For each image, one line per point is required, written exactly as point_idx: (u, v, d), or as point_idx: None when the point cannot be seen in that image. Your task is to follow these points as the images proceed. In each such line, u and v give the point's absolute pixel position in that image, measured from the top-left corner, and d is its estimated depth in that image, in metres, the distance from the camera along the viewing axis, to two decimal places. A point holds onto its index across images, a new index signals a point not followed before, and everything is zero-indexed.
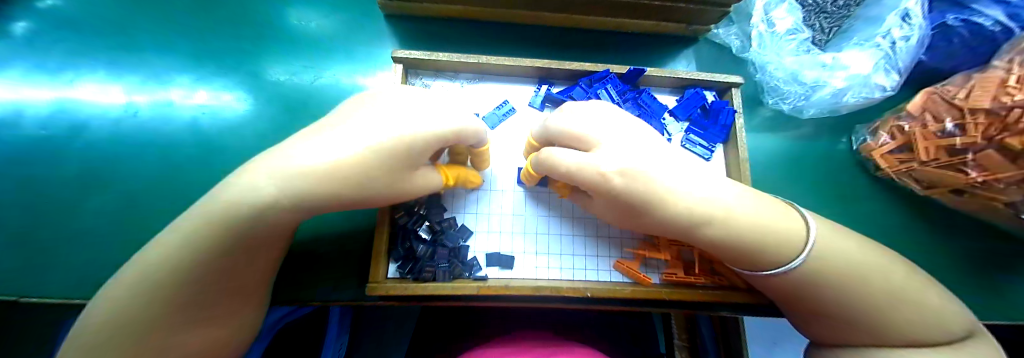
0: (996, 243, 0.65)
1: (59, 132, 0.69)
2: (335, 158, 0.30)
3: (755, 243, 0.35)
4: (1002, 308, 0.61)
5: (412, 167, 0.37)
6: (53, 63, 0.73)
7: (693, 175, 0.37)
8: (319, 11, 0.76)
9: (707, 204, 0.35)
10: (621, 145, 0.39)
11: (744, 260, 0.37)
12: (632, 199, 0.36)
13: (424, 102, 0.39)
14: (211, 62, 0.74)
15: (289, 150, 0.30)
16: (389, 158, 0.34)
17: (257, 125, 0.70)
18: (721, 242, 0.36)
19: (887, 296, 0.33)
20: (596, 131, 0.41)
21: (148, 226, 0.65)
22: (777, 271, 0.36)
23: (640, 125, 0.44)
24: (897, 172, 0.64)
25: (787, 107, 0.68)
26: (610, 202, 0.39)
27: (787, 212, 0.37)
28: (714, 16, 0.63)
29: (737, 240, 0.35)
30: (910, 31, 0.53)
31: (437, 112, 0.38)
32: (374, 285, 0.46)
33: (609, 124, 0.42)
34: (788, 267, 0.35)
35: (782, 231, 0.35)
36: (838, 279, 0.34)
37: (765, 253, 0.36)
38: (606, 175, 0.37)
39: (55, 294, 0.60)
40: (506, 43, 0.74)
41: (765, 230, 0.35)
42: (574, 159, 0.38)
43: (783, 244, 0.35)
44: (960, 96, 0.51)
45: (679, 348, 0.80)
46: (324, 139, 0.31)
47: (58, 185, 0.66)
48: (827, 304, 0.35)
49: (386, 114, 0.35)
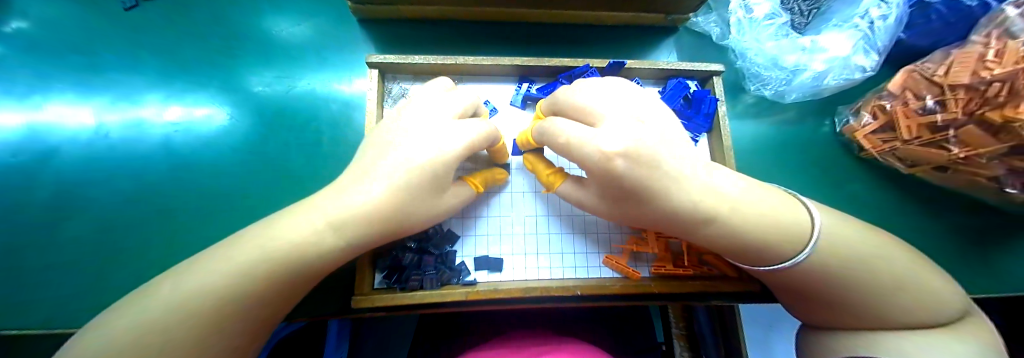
0: (983, 218, 0.65)
1: (30, 157, 0.67)
2: (364, 200, 0.32)
3: (757, 238, 0.34)
4: (990, 281, 0.62)
5: (438, 187, 0.37)
6: (22, 87, 0.71)
7: (698, 160, 0.35)
8: (291, 18, 0.75)
9: (711, 197, 0.33)
10: (627, 122, 0.34)
11: (748, 256, 0.36)
12: (631, 186, 0.33)
13: (445, 121, 0.37)
14: (182, 76, 0.72)
15: (336, 194, 0.33)
16: (420, 184, 0.35)
17: (232, 138, 0.69)
18: (721, 238, 0.35)
19: (886, 283, 0.32)
20: (604, 106, 0.36)
21: (136, 252, 0.63)
22: (781, 266, 0.35)
23: (651, 102, 0.39)
24: (881, 151, 0.64)
25: (769, 93, 0.68)
26: (610, 189, 0.36)
27: (782, 197, 0.36)
28: (692, 5, 0.63)
29: (741, 236, 0.34)
30: (887, 10, 0.53)
31: (456, 126, 0.37)
32: (359, 297, 0.45)
33: (621, 98, 0.38)
34: (793, 262, 0.34)
35: (776, 218, 0.33)
36: (838, 268, 0.33)
37: (766, 245, 0.34)
38: (609, 157, 0.33)
39: (41, 325, 0.58)
40: (487, 42, 0.73)
41: (767, 222, 0.33)
42: (578, 133, 0.36)
43: (785, 238, 0.34)
44: (940, 72, 0.51)
45: (677, 336, 0.79)
46: (360, 183, 0.33)
47: (30, 213, 0.65)
48: (823, 291, 0.35)
49: (413, 140, 0.35)
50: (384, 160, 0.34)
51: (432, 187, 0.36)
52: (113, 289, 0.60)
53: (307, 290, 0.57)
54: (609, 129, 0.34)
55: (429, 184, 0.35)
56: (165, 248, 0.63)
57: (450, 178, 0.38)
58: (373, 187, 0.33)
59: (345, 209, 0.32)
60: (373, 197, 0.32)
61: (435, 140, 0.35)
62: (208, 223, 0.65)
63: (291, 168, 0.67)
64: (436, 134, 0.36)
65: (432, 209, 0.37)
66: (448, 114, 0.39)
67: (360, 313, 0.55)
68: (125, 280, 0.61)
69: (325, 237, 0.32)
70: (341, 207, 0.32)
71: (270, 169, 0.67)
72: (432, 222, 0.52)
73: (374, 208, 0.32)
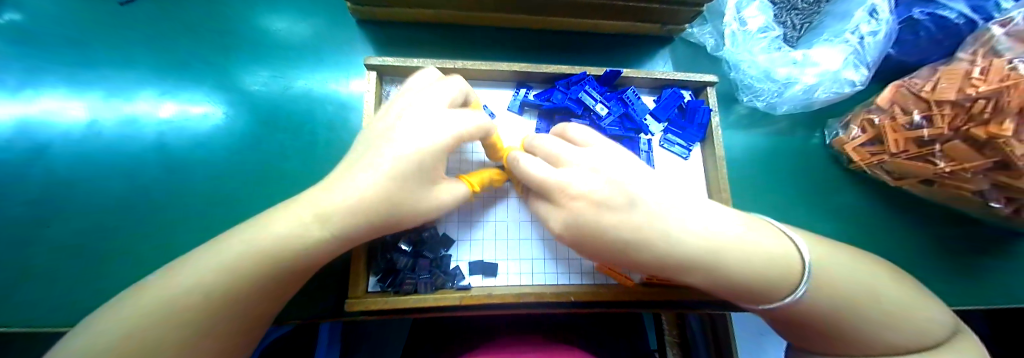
0: (968, 231, 0.66)
1: (20, 152, 0.67)
2: (360, 192, 0.33)
3: (747, 277, 0.32)
4: (977, 294, 0.63)
5: (430, 180, 0.37)
6: (12, 80, 0.70)
7: (677, 201, 0.35)
8: (290, 17, 0.75)
9: (696, 239, 0.32)
10: (593, 169, 0.36)
11: (743, 292, 0.34)
12: (604, 231, 0.34)
13: (431, 116, 0.37)
14: (176, 74, 0.72)
15: (337, 186, 0.34)
16: (405, 177, 0.35)
17: (226, 138, 0.68)
18: (714, 280, 0.33)
19: (873, 302, 0.31)
20: (569, 154, 0.38)
21: (125, 249, 0.62)
22: (781, 300, 0.32)
23: (619, 150, 0.40)
24: (869, 164, 0.65)
25: (761, 105, 0.69)
26: (586, 245, 0.37)
27: (765, 229, 0.35)
28: (688, 16, 0.64)
29: (733, 277, 0.32)
30: (877, 26, 0.55)
31: (449, 115, 0.37)
32: (352, 300, 0.45)
33: (592, 146, 0.39)
34: (793, 297, 0.31)
35: (765, 259, 0.32)
36: (830, 291, 0.31)
37: (758, 285, 0.32)
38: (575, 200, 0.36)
39: (19, 322, 0.57)
40: (486, 47, 0.73)
41: (755, 265, 0.32)
42: (542, 172, 0.37)
43: (774, 273, 0.32)
44: (927, 88, 0.52)
45: (671, 344, 0.79)
46: (360, 172, 0.34)
47: (19, 208, 0.64)
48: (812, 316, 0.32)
49: (403, 132, 0.36)
50: (374, 154, 0.35)
51: (417, 178, 0.35)
52: (98, 288, 0.59)
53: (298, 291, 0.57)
54: (579, 175, 0.36)
55: (415, 173, 0.35)
56: (150, 247, 0.62)
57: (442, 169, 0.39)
58: (373, 175, 0.34)
59: (341, 200, 0.33)
60: (359, 188, 0.33)
61: (426, 128, 0.36)
62: (199, 221, 0.64)
63: (285, 169, 0.67)
64: (428, 121, 0.37)
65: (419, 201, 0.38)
66: (441, 105, 0.39)
67: (353, 316, 0.55)
68: (113, 279, 0.60)
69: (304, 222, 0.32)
70: (337, 198, 0.33)
71: (262, 169, 0.67)
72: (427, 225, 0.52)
73: (369, 196, 0.33)
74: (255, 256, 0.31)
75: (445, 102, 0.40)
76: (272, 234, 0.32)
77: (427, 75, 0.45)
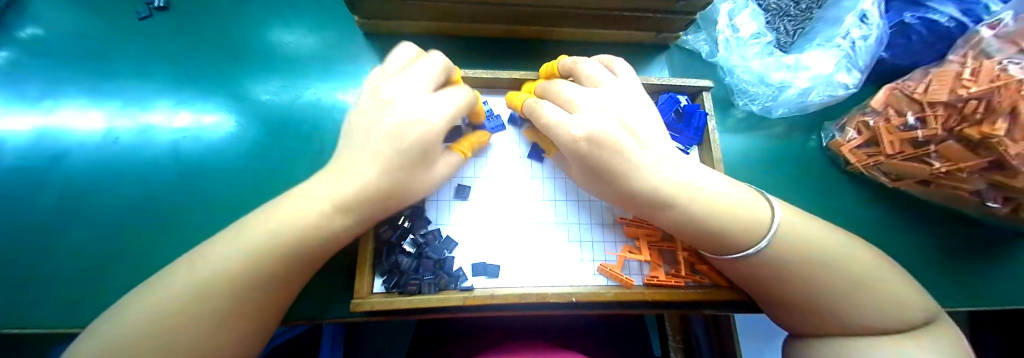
0: (971, 231, 0.66)
1: (40, 160, 0.69)
2: (368, 173, 0.37)
3: (715, 224, 0.36)
4: (983, 294, 0.63)
5: (428, 158, 0.41)
6: (34, 91, 0.73)
7: (668, 152, 0.38)
8: (299, 30, 0.78)
9: (674, 186, 0.37)
10: (598, 112, 0.38)
11: (711, 243, 0.38)
12: (597, 164, 0.38)
13: (424, 99, 0.40)
14: (190, 84, 0.75)
15: (351, 167, 0.38)
16: (402, 166, 0.38)
17: (237, 145, 0.71)
18: (681, 223, 0.38)
19: (844, 283, 0.34)
20: (582, 98, 0.40)
21: (136, 253, 0.64)
22: (743, 253, 0.37)
23: (640, 102, 0.41)
24: (866, 166, 0.66)
25: (757, 108, 0.70)
26: (582, 165, 0.39)
27: (750, 194, 0.39)
28: (682, 24, 0.66)
29: (701, 224, 0.37)
30: (868, 30, 0.56)
31: (442, 100, 0.40)
32: (357, 301, 0.46)
33: (598, 89, 0.41)
34: (753, 249, 0.36)
35: (738, 210, 0.37)
36: (800, 270, 0.35)
37: (724, 232, 0.37)
38: (576, 139, 0.37)
39: (40, 324, 0.59)
40: (488, 57, 0.76)
41: (729, 215, 0.36)
42: (556, 116, 0.39)
43: (743, 229, 0.36)
44: (919, 90, 0.54)
45: (676, 349, 0.77)
46: (373, 146, 0.38)
47: (38, 214, 0.66)
48: (785, 291, 0.37)
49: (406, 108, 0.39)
50: (383, 122, 0.39)
51: (415, 163, 0.39)
52: (110, 292, 0.61)
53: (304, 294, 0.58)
54: (583, 116, 0.38)
55: (411, 163, 0.39)
56: (164, 250, 0.64)
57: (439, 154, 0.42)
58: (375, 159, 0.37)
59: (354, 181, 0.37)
60: (359, 177, 0.37)
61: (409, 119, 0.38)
62: (210, 225, 0.66)
63: (293, 175, 0.69)
64: (413, 111, 0.39)
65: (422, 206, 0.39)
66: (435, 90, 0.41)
67: (358, 319, 0.56)
68: (125, 282, 0.62)
69: None
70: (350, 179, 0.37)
71: (270, 174, 0.69)
72: (431, 228, 0.54)
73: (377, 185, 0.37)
74: None
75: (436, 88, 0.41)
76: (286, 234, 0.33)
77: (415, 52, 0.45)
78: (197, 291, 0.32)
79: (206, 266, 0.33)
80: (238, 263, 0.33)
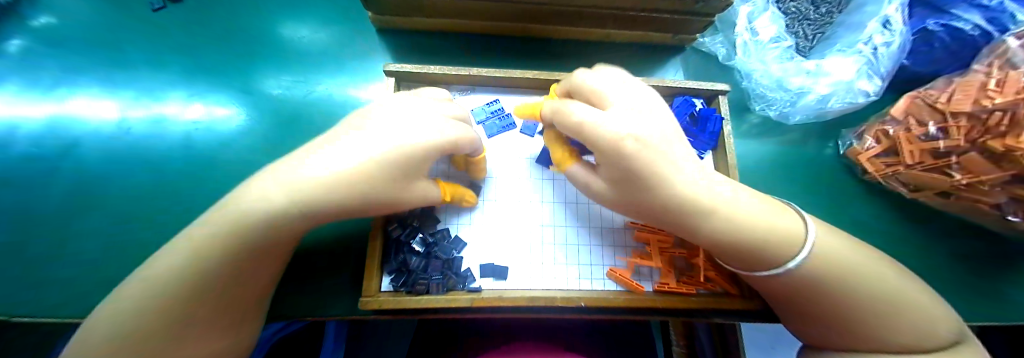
0: (988, 244, 0.65)
1: (51, 148, 0.69)
2: (336, 168, 0.31)
3: (753, 238, 0.33)
4: (1000, 308, 0.61)
5: (409, 174, 0.36)
6: (46, 79, 0.73)
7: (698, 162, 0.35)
8: (312, 23, 0.77)
9: (712, 194, 0.33)
10: (635, 112, 0.34)
11: (747, 258, 0.35)
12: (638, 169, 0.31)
13: (405, 119, 0.37)
14: (202, 76, 0.75)
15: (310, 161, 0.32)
16: (386, 169, 0.33)
17: (249, 137, 0.71)
18: (721, 237, 0.34)
19: (887, 299, 0.33)
20: (614, 97, 0.36)
21: (142, 244, 0.64)
22: (770, 273, 0.35)
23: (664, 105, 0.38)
24: (884, 175, 0.64)
25: (774, 114, 0.69)
26: (614, 169, 0.34)
27: (779, 209, 0.36)
28: (699, 26, 0.65)
29: (740, 238, 0.33)
30: (891, 36, 0.55)
31: (422, 124, 0.37)
32: (366, 299, 0.46)
33: (630, 92, 0.37)
34: (783, 268, 0.34)
35: (772, 226, 0.34)
36: (846, 286, 0.33)
37: (757, 247, 0.34)
38: (619, 138, 0.31)
39: (43, 312, 0.58)
40: (499, 55, 0.75)
41: (766, 230, 0.34)
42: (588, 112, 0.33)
43: (780, 241, 0.34)
44: (942, 99, 0.52)
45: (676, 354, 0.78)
46: (333, 150, 0.32)
47: (49, 202, 0.66)
48: (809, 306, 0.36)
49: (381, 126, 0.35)
50: (351, 136, 0.34)
51: (399, 175, 0.35)
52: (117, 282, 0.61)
53: (313, 289, 0.58)
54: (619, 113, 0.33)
55: (394, 173, 0.34)
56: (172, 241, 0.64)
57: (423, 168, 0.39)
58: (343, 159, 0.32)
59: (317, 178, 0.31)
60: (330, 166, 0.31)
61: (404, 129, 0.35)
62: None
63: None
64: (411, 123, 0.36)
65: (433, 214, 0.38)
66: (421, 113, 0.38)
67: (365, 316, 0.55)
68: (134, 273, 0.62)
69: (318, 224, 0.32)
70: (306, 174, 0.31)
71: None
72: (440, 227, 0.53)
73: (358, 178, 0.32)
74: None
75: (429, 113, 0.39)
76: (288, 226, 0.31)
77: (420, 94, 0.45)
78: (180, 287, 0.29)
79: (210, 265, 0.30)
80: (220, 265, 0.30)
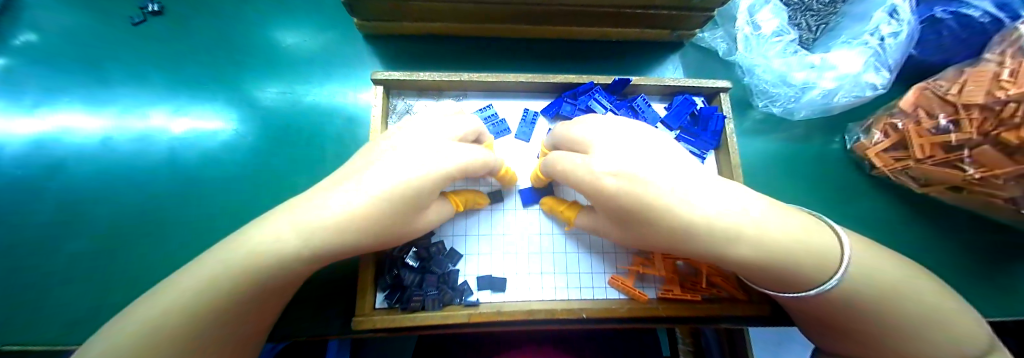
0: (998, 237, 0.64)
1: (37, 168, 0.68)
2: (348, 208, 0.31)
3: (783, 261, 0.30)
4: (1014, 303, 0.60)
5: (419, 205, 0.36)
6: (30, 98, 0.71)
7: (705, 181, 0.32)
8: (300, 29, 0.75)
9: (729, 216, 0.30)
10: (620, 147, 0.35)
11: (777, 278, 0.32)
12: (628, 204, 0.32)
13: (421, 144, 0.36)
14: (188, 89, 0.73)
15: (322, 200, 0.32)
16: (398, 200, 0.33)
17: (237, 151, 0.69)
18: (751, 261, 0.31)
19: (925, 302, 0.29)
20: (602, 138, 0.37)
21: (127, 264, 0.62)
22: (803, 293, 0.32)
23: (664, 142, 0.38)
24: (893, 170, 0.63)
25: (778, 110, 0.67)
26: (609, 210, 0.36)
27: (812, 224, 0.33)
28: (698, 21, 0.63)
29: (768, 260, 0.30)
30: (898, 27, 0.52)
31: (446, 146, 0.36)
32: (360, 318, 0.44)
33: (623, 135, 0.37)
34: (819, 289, 0.31)
35: (804, 243, 0.31)
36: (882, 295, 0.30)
37: (786, 265, 0.31)
38: (602, 176, 0.34)
39: (32, 340, 0.57)
40: (493, 57, 0.73)
41: (796, 248, 0.30)
42: (572, 161, 0.38)
43: (811, 259, 0.31)
44: (953, 91, 0.49)
45: (683, 352, 0.79)
46: (349, 190, 0.32)
47: (34, 224, 0.65)
48: (846, 325, 0.33)
49: (395, 157, 0.34)
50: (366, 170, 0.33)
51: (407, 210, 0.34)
52: (104, 304, 0.59)
53: (309, 304, 0.57)
54: (603, 154, 0.35)
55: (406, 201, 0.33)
56: (158, 259, 0.63)
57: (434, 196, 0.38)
58: (357, 195, 0.31)
59: (330, 218, 0.30)
60: (344, 207, 0.31)
61: (415, 161, 0.34)
62: (208, 233, 0.64)
63: (292, 182, 0.67)
64: (422, 153, 0.35)
65: (415, 214, 0.36)
66: (444, 136, 0.38)
67: (360, 334, 0.54)
68: (125, 293, 0.60)
69: (297, 247, 0.30)
70: (319, 215, 0.31)
71: (270, 183, 0.67)
72: (436, 240, 0.52)
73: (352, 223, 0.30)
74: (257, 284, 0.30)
75: (450, 134, 0.39)
76: (262, 243, 0.30)
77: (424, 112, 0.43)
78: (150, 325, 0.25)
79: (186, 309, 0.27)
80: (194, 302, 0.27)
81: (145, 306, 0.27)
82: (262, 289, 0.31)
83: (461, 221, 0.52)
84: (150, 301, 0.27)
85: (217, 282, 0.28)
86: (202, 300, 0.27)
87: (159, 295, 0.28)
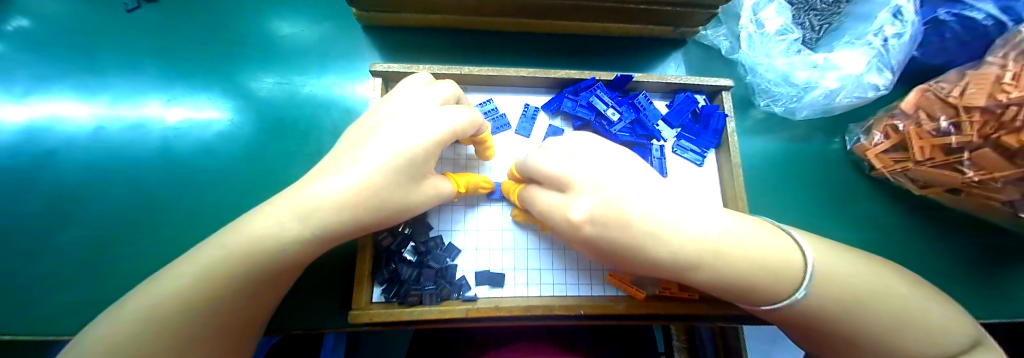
0: (995, 239, 0.64)
1: (29, 157, 0.67)
2: (348, 185, 0.31)
3: (750, 280, 0.28)
4: (1007, 305, 0.60)
5: (419, 176, 0.36)
6: (21, 86, 0.70)
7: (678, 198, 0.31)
8: (300, 19, 0.74)
9: (699, 243, 0.28)
10: (596, 178, 0.32)
11: (746, 290, 0.29)
12: (609, 246, 0.31)
13: (404, 118, 0.35)
14: (183, 79, 0.71)
15: (321, 180, 0.31)
16: (398, 175, 0.33)
17: (230, 143, 0.68)
18: (718, 283, 0.29)
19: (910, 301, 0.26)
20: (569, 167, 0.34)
21: (124, 255, 0.61)
22: (779, 305, 0.29)
23: (629, 157, 0.37)
24: (892, 171, 0.63)
25: (779, 109, 0.67)
26: (589, 245, 0.34)
27: (770, 232, 0.30)
28: (702, 18, 0.62)
29: (736, 281, 0.28)
30: (902, 28, 0.52)
31: (435, 113, 0.35)
32: (356, 311, 0.44)
33: (594, 154, 0.36)
34: (792, 299, 0.28)
35: (761, 261, 0.28)
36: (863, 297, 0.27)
37: (753, 283, 0.28)
38: (578, 223, 0.32)
39: (23, 330, 0.56)
40: (495, 51, 0.72)
41: (758, 266, 0.28)
42: (550, 202, 0.36)
43: (778, 273, 0.28)
44: (954, 93, 0.49)
45: (677, 349, 0.81)
46: (347, 168, 0.31)
47: (24, 214, 0.64)
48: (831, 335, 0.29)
49: (390, 128, 0.33)
50: (360, 147, 0.33)
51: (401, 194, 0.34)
52: (99, 296, 0.59)
53: (307, 297, 0.57)
54: (579, 191, 0.33)
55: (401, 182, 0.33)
56: (155, 251, 0.62)
57: (432, 165, 0.38)
58: (358, 168, 0.31)
59: (330, 199, 0.30)
60: (342, 183, 0.31)
61: (407, 130, 0.33)
62: (204, 225, 0.64)
63: (289, 173, 0.66)
64: (414, 122, 0.34)
65: (409, 201, 0.36)
66: (431, 103, 0.38)
67: (357, 327, 0.53)
68: (120, 284, 0.60)
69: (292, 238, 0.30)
70: (322, 195, 0.30)
71: (266, 174, 0.66)
72: (433, 234, 0.51)
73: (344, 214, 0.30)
74: (252, 278, 0.29)
75: (435, 100, 0.38)
76: (259, 238, 0.29)
77: (405, 86, 0.42)
78: (143, 318, 0.25)
79: (177, 302, 0.26)
80: (185, 295, 0.27)
81: (135, 299, 0.26)
82: (257, 281, 0.30)
83: (458, 215, 0.52)
84: (141, 294, 0.27)
85: (211, 275, 0.27)
86: (194, 293, 0.27)
87: (153, 285, 0.27)
